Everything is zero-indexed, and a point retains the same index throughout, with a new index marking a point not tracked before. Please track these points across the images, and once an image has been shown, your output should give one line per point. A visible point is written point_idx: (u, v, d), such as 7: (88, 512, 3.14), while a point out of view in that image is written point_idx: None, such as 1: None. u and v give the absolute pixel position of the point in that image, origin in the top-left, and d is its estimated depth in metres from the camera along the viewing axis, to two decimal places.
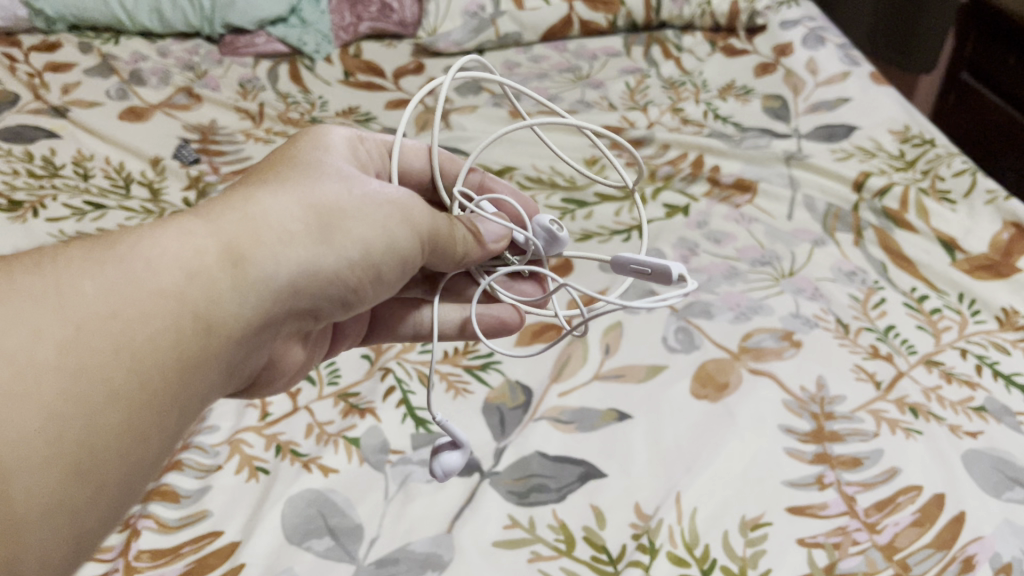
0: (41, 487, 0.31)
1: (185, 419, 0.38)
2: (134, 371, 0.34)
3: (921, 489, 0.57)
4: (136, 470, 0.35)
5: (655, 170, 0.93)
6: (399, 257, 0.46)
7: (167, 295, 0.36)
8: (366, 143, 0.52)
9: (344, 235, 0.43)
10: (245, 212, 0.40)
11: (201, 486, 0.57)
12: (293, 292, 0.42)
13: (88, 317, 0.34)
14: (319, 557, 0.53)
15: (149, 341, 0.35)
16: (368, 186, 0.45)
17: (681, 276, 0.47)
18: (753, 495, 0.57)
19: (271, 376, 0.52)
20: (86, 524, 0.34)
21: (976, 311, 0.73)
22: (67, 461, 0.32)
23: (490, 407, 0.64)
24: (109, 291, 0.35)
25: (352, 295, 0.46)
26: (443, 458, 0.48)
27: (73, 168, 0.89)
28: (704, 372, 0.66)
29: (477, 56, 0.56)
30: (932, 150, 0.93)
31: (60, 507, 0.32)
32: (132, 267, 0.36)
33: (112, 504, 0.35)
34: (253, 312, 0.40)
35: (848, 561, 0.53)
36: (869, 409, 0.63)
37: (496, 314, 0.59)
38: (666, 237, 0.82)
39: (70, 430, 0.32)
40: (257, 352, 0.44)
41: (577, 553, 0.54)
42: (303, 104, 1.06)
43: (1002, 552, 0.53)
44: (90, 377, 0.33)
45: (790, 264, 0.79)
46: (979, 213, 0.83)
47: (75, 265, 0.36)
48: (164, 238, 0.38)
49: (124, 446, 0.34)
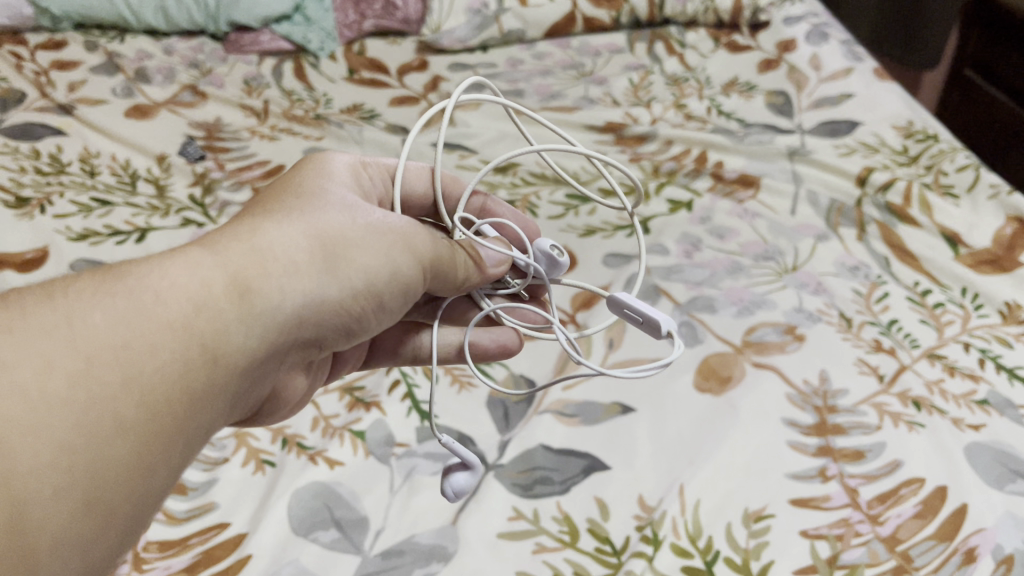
0: (51, 519, 0.32)
1: (191, 449, 0.38)
2: (142, 403, 0.35)
3: (923, 482, 0.57)
4: (141, 500, 0.36)
5: (658, 166, 0.93)
6: (401, 285, 0.46)
7: (175, 326, 0.37)
8: (369, 169, 0.52)
9: (348, 265, 0.43)
10: (251, 243, 0.41)
11: (207, 479, 0.58)
12: (298, 322, 0.42)
13: (97, 349, 0.34)
14: (325, 549, 0.53)
15: (158, 373, 0.35)
16: (371, 215, 0.45)
17: (670, 331, 0.47)
18: (757, 487, 0.57)
19: (274, 407, 0.52)
20: (93, 553, 0.34)
21: (979, 305, 0.73)
22: (75, 491, 0.33)
23: (494, 402, 0.64)
24: (118, 323, 0.35)
25: (355, 325, 0.46)
26: (453, 479, 0.48)
27: (79, 165, 0.89)
28: (707, 366, 0.67)
29: (480, 76, 0.56)
30: (935, 145, 0.93)
31: (70, 536, 0.33)
32: (141, 298, 0.37)
33: (118, 534, 0.35)
34: (259, 343, 0.40)
35: (850, 553, 0.53)
36: (871, 402, 0.63)
37: (495, 340, 0.59)
38: (669, 233, 0.83)
39: (80, 463, 0.33)
40: (263, 382, 0.44)
41: (581, 544, 0.54)
42: (307, 101, 1.07)
43: (1004, 544, 0.53)
44: (99, 411, 0.33)
45: (793, 259, 0.79)
46: (982, 208, 0.83)
47: (86, 297, 0.36)
48: (171, 268, 0.38)
49: (132, 478, 0.35)
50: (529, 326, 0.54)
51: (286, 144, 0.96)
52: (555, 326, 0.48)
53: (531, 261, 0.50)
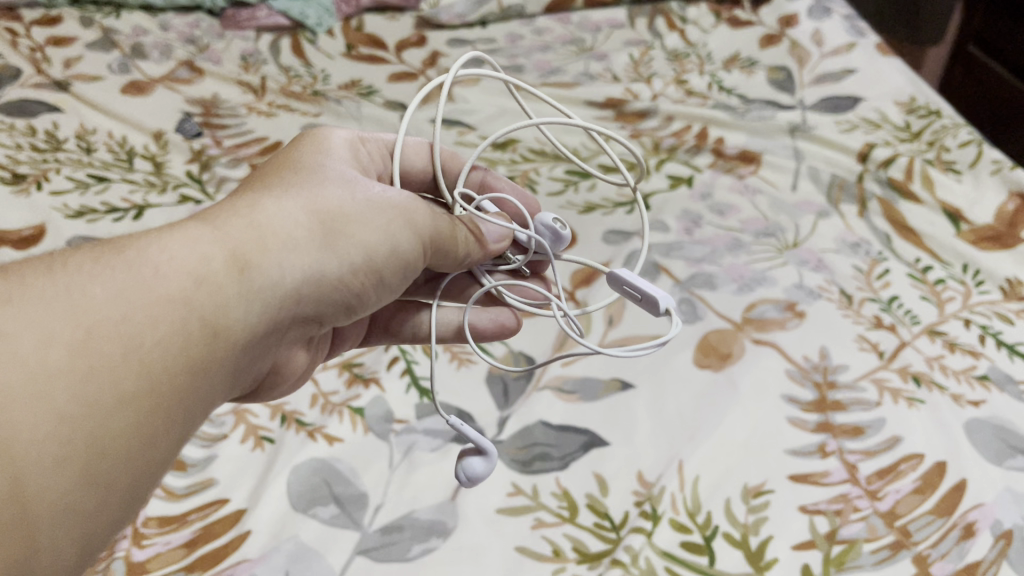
0: (52, 489, 0.31)
1: (192, 423, 0.38)
2: (143, 375, 0.34)
3: (922, 457, 0.57)
4: (143, 473, 0.35)
5: (658, 143, 0.93)
6: (401, 261, 0.46)
7: (175, 299, 0.36)
8: (367, 144, 0.52)
9: (348, 240, 0.43)
10: (249, 219, 0.40)
11: (206, 455, 0.58)
12: (297, 298, 0.42)
13: (98, 320, 0.34)
14: (324, 525, 0.53)
15: (158, 346, 0.35)
16: (370, 190, 0.45)
17: (668, 309, 0.47)
18: (755, 463, 0.57)
19: (274, 382, 0.52)
20: (95, 524, 0.34)
21: (980, 282, 0.73)
22: (77, 461, 0.32)
23: (493, 378, 0.64)
24: (118, 296, 0.35)
25: (354, 300, 0.46)
26: (470, 464, 0.47)
27: (76, 142, 0.88)
28: (707, 343, 0.66)
29: (477, 52, 0.55)
30: (938, 121, 0.93)
31: (71, 506, 0.32)
32: (141, 273, 0.36)
33: (120, 507, 0.35)
34: (259, 318, 0.40)
35: (849, 528, 0.53)
36: (871, 378, 0.63)
37: (494, 318, 0.58)
38: (670, 210, 0.82)
39: (82, 432, 0.32)
40: (263, 358, 0.44)
41: (580, 520, 0.54)
42: (305, 77, 1.06)
43: (1002, 519, 0.53)
44: (100, 381, 0.33)
45: (794, 235, 0.79)
46: (984, 184, 0.83)
47: (86, 271, 0.36)
48: (171, 243, 0.38)
49: (134, 449, 0.34)
50: (529, 304, 0.54)
51: (284, 121, 0.95)
52: (553, 300, 0.47)
53: (533, 235, 0.50)
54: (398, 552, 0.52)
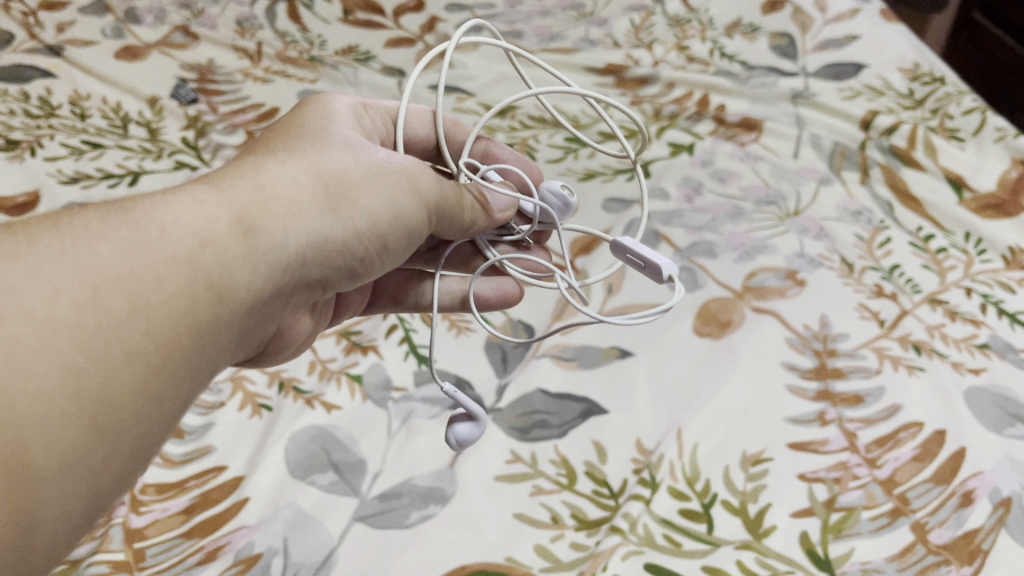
0: (61, 442, 0.30)
1: (196, 386, 0.37)
2: (149, 333, 0.34)
3: (922, 426, 0.57)
4: (148, 433, 0.34)
5: (659, 110, 0.92)
6: (405, 227, 0.45)
7: (180, 260, 0.35)
8: (370, 110, 0.51)
9: (352, 205, 0.42)
10: (254, 183, 0.40)
11: (203, 423, 0.57)
12: (301, 262, 0.41)
13: (105, 277, 0.33)
14: (322, 492, 0.53)
15: (164, 305, 0.34)
16: (374, 155, 0.45)
17: (672, 276, 0.46)
18: (754, 431, 0.57)
19: (279, 347, 0.52)
20: (100, 482, 0.33)
21: (982, 250, 0.72)
22: (85, 418, 0.31)
23: (491, 346, 0.64)
24: (124, 254, 0.34)
25: (358, 265, 0.45)
26: (457, 429, 0.48)
27: (70, 107, 0.87)
28: (707, 311, 0.66)
29: (482, 21, 0.55)
30: (942, 88, 0.92)
31: (78, 463, 0.31)
32: (146, 232, 0.36)
33: (125, 467, 0.34)
34: (263, 282, 0.39)
35: (848, 496, 0.53)
36: (871, 346, 0.63)
37: (496, 288, 0.58)
38: (670, 177, 0.82)
39: (90, 387, 0.31)
40: (266, 322, 0.43)
41: (579, 487, 0.54)
42: (302, 43, 1.04)
43: (1002, 487, 0.53)
44: (107, 337, 0.32)
45: (795, 203, 0.78)
46: (988, 152, 0.82)
47: (90, 228, 0.35)
48: (176, 204, 0.37)
49: (141, 407, 0.33)
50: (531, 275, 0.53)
51: (280, 87, 0.94)
52: (556, 270, 0.46)
53: (538, 202, 0.50)
54: (397, 519, 0.52)
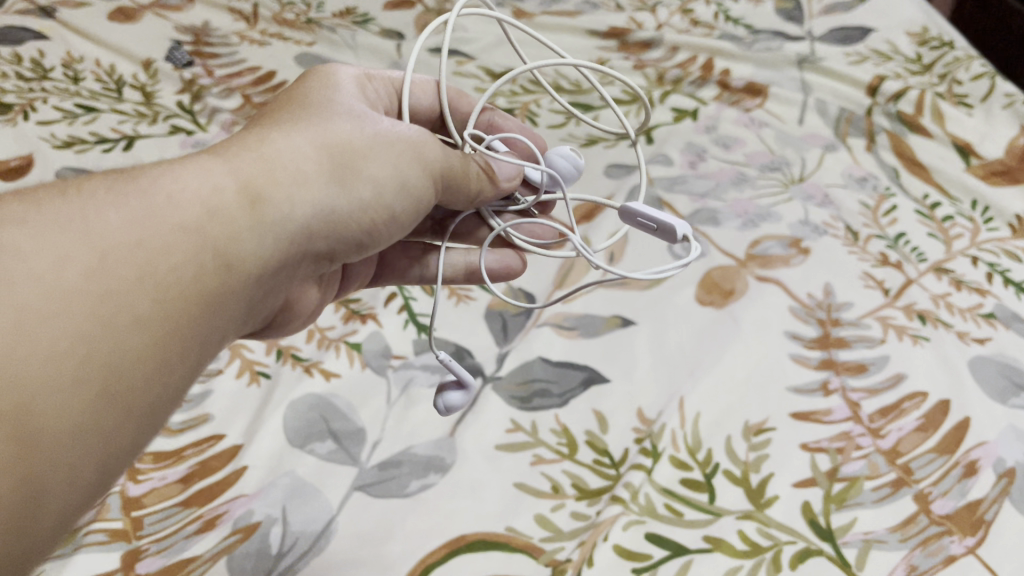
0: (68, 408, 0.29)
1: (205, 357, 0.35)
2: (158, 302, 0.32)
3: (926, 395, 0.56)
4: (158, 404, 0.33)
5: (663, 74, 0.90)
6: (412, 198, 0.44)
7: (188, 229, 0.34)
8: (374, 81, 0.50)
9: (360, 175, 0.41)
10: (260, 152, 0.39)
11: (201, 391, 0.57)
12: (309, 233, 0.40)
13: (112, 245, 0.32)
14: (321, 460, 0.53)
15: (172, 273, 0.33)
16: (380, 124, 0.43)
17: (685, 236, 0.46)
18: (755, 400, 0.57)
19: (286, 319, 0.51)
20: (110, 451, 0.31)
21: (989, 218, 0.71)
22: (92, 385, 0.30)
23: (492, 314, 0.63)
24: (131, 223, 0.33)
25: (366, 237, 0.44)
26: (446, 396, 0.46)
27: (63, 70, 0.86)
28: (710, 279, 0.65)
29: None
30: (951, 53, 0.90)
31: (87, 429, 0.30)
32: (153, 201, 0.34)
33: (135, 437, 0.32)
34: (271, 252, 0.38)
35: (851, 466, 0.53)
36: (875, 315, 0.62)
37: (500, 261, 0.56)
38: (674, 143, 0.80)
39: (96, 353, 0.30)
40: (275, 294, 0.42)
41: (579, 457, 0.54)
42: (299, 5, 1.02)
43: (1006, 457, 0.52)
44: (113, 304, 0.31)
45: (800, 170, 0.77)
46: (996, 118, 0.81)
47: (98, 197, 0.34)
48: (183, 173, 0.36)
49: (150, 377, 0.32)
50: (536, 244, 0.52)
51: (277, 50, 0.92)
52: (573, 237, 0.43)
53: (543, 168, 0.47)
54: (397, 488, 0.51)
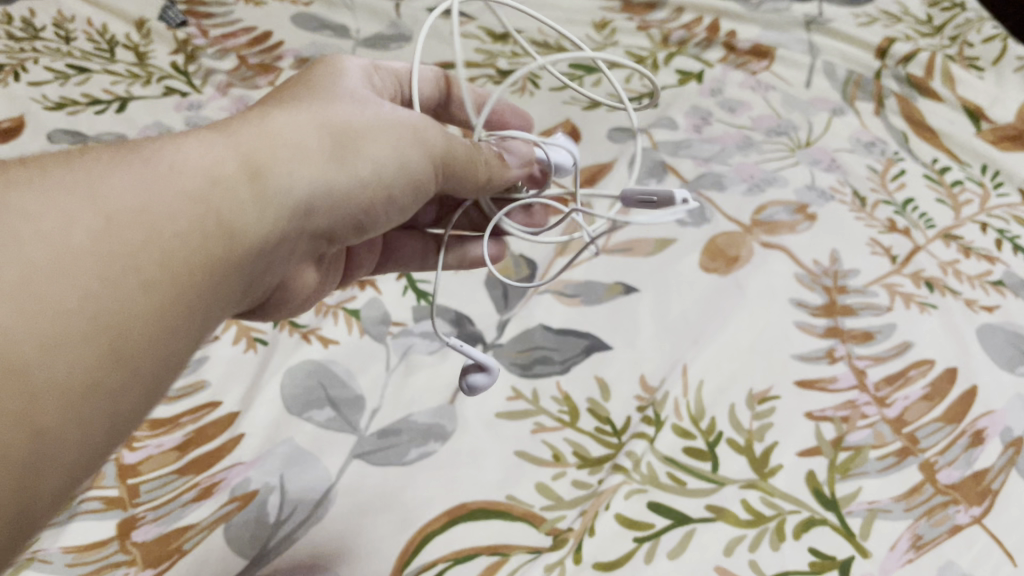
0: (78, 366, 0.27)
1: (212, 327, 0.33)
2: (167, 266, 0.30)
3: (933, 363, 0.55)
4: (168, 370, 0.30)
5: (667, 36, 0.88)
6: (414, 179, 0.42)
7: (195, 196, 0.32)
8: (380, 71, 0.49)
9: (362, 153, 0.39)
10: (263, 125, 0.36)
11: (197, 357, 0.56)
12: (312, 209, 0.37)
13: (118, 210, 0.30)
14: (319, 428, 0.52)
15: (180, 237, 0.31)
16: (382, 108, 0.41)
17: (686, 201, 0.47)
18: (760, 368, 0.56)
19: (282, 302, 0.49)
20: (120, 416, 0.28)
21: (999, 184, 0.70)
22: (103, 343, 0.27)
23: (493, 281, 0.62)
24: (137, 188, 0.31)
25: (367, 219, 0.42)
26: (470, 377, 0.45)
27: (54, 30, 0.84)
28: (714, 246, 0.64)
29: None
30: (962, 15, 0.88)
31: (99, 389, 0.27)
32: (158, 168, 0.32)
33: (143, 405, 0.30)
34: (276, 225, 0.35)
35: (856, 435, 0.52)
36: (882, 283, 0.61)
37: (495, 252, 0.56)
38: (678, 107, 0.79)
39: (107, 313, 0.28)
40: (275, 272, 0.39)
41: (581, 425, 0.53)
42: None
43: (1013, 427, 0.52)
44: (120, 265, 0.29)
45: (807, 134, 0.76)
46: (1008, 82, 0.79)
47: (102, 164, 0.32)
48: (187, 144, 0.34)
49: (160, 341, 0.29)
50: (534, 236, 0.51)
51: (273, 10, 0.90)
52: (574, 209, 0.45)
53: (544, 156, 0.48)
54: (396, 456, 0.51)
